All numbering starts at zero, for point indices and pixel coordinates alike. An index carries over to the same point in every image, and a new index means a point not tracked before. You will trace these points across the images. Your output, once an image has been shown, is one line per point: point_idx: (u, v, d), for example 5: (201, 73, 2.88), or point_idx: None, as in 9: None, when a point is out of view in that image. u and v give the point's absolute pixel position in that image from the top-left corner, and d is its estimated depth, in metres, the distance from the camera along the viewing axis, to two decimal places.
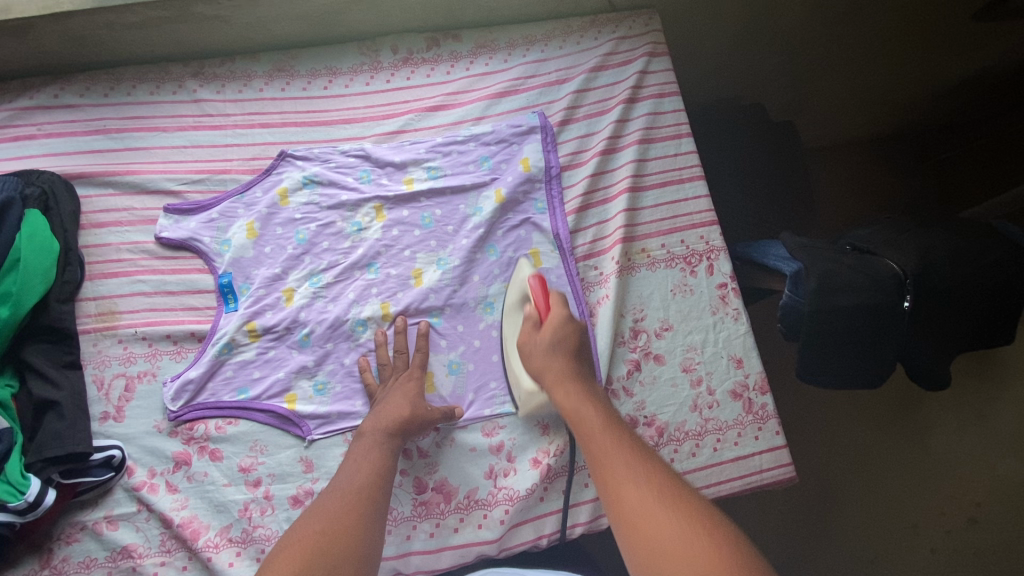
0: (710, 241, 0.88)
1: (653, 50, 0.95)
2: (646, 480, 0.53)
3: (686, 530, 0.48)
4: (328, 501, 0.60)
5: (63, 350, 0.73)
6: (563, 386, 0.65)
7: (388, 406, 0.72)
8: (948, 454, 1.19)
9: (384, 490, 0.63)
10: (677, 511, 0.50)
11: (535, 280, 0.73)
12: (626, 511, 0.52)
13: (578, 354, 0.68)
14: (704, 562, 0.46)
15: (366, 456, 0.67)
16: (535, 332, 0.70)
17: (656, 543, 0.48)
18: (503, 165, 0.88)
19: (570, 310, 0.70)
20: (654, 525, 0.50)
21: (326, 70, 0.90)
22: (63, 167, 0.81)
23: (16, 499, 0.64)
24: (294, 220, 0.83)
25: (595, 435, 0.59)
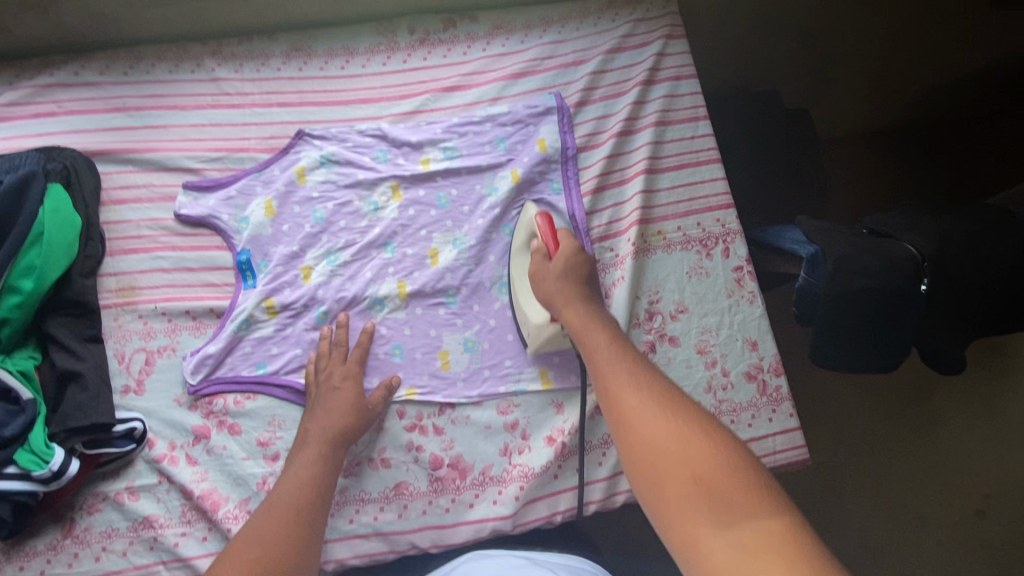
0: (726, 224, 0.88)
1: (670, 33, 0.94)
2: (642, 383, 0.57)
3: (679, 422, 0.51)
4: (264, 520, 0.62)
5: (86, 324, 0.74)
6: (572, 307, 0.70)
7: (331, 411, 0.73)
8: (956, 445, 1.22)
9: (322, 503, 0.66)
10: (671, 408, 0.53)
11: (545, 217, 0.76)
12: (620, 405, 0.55)
13: (586, 284, 0.73)
14: (688, 451, 0.48)
15: (306, 466, 0.68)
16: (547, 262, 0.74)
17: (647, 434, 0.51)
18: (519, 146, 0.88)
19: (578, 290, 0.71)
20: (650, 426, 0.51)
21: (343, 50, 0.90)
22: (84, 145, 0.82)
23: (40, 468, 0.65)
24: (311, 199, 0.83)
25: (597, 351, 0.63)
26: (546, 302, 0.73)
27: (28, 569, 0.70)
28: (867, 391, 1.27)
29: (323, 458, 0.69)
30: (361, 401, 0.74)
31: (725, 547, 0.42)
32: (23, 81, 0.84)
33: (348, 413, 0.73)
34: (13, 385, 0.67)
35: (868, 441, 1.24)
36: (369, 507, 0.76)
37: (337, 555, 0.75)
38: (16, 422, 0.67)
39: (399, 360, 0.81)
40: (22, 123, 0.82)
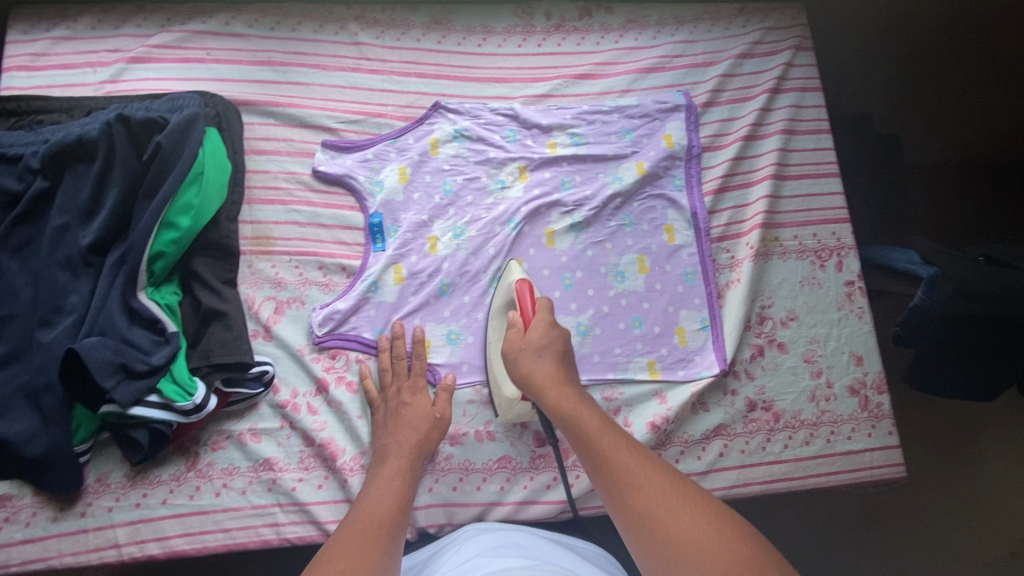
0: (841, 239, 0.89)
1: (800, 44, 0.95)
2: (647, 472, 0.51)
3: (693, 513, 0.47)
4: (352, 535, 0.53)
5: (226, 267, 0.76)
6: (560, 390, 0.62)
7: (402, 427, 0.71)
8: (996, 485, 1.12)
9: (404, 525, 0.57)
10: (680, 495, 0.49)
11: (523, 284, 0.71)
12: (625, 496, 0.49)
13: (566, 361, 0.65)
14: (708, 538, 0.44)
15: (394, 477, 0.64)
16: (522, 337, 0.67)
17: (662, 525, 0.46)
18: (644, 139, 0.90)
19: (555, 357, 0.65)
20: (663, 511, 0.47)
21: (480, 28, 0.92)
22: (232, 94, 0.84)
23: (183, 399, 0.68)
24: (442, 170, 0.86)
25: (591, 431, 0.57)
26: (521, 381, 0.64)
27: (151, 497, 0.72)
28: (905, 416, 1.15)
29: (404, 469, 0.65)
30: (429, 407, 0.73)
31: None
32: (175, 26, 0.86)
33: (426, 426, 0.71)
34: (159, 316, 0.70)
35: (909, 474, 1.13)
36: (473, 477, 0.78)
37: (439, 519, 0.76)
38: (160, 352, 0.69)
39: None
40: (172, 66, 0.84)
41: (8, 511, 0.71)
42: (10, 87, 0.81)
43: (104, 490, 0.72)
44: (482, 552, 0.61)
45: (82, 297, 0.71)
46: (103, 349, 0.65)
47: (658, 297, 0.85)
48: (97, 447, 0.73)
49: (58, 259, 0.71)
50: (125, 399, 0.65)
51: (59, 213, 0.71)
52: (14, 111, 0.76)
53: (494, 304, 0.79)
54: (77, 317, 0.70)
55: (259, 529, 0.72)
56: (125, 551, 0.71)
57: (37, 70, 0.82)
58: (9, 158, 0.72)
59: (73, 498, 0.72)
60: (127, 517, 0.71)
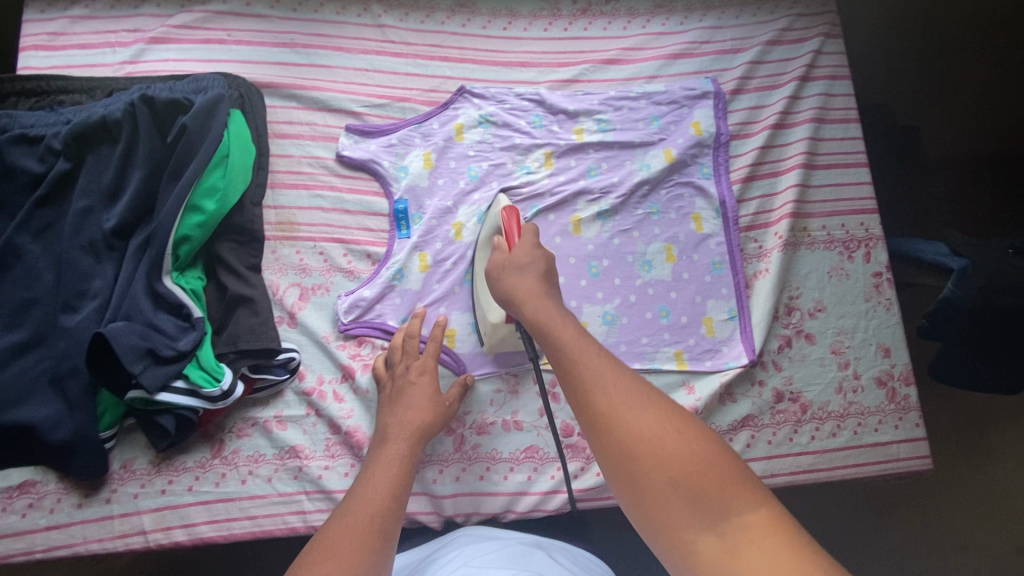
0: (869, 229, 0.88)
1: (829, 31, 0.94)
2: (614, 378, 0.49)
3: (660, 420, 0.45)
4: (341, 531, 0.50)
5: (250, 252, 0.75)
6: (538, 301, 0.60)
7: (408, 408, 0.67)
8: (1009, 480, 1.11)
9: (399, 517, 0.54)
10: (643, 404, 0.47)
11: (507, 212, 0.71)
12: (587, 398, 0.48)
13: (550, 281, 0.64)
14: (669, 442, 0.43)
15: (389, 462, 0.60)
16: (507, 255, 0.67)
17: (623, 432, 0.45)
18: (672, 126, 0.88)
19: (538, 275, 0.63)
20: (625, 419, 0.45)
21: (506, 12, 0.91)
22: (254, 76, 0.82)
23: (211, 386, 0.67)
24: (467, 156, 0.85)
25: (563, 338, 0.54)
26: (506, 299, 0.63)
27: (177, 484, 0.72)
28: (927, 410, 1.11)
29: (402, 455, 0.62)
30: (440, 397, 0.70)
31: (714, 544, 0.38)
32: (195, 5, 0.84)
33: (430, 413, 0.68)
34: (184, 301, 0.69)
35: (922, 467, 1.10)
36: (499, 466, 0.77)
37: (465, 508, 0.75)
38: (186, 338, 0.68)
39: None
40: (192, 47, 0.83)
41: (32, 497, 0.70)
42: (28, 66, 0.79)
43: (129, 477, 0.71)
44: (467, 563, 0.58)
45: (106, 281, 0.70)
46: (130, 334, 0.64)
47: (686, 286, 0.84)
48: (122, 433, 0.72)
49: (80, 242, 0.70)
50: (152, 384, 0.64)
51: (82, 196, 0.70)
52: (34, 91, 0.74)
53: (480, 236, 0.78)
54: (101, 301, 0.69)
55: (286, 516, 0.71)
56: (151, 537, 0.70)
57: (56, 50, 0.80)
58: (30, 139, 0.70)
59: (97, 484, 0.71)
60: (153, 504, 0.71)
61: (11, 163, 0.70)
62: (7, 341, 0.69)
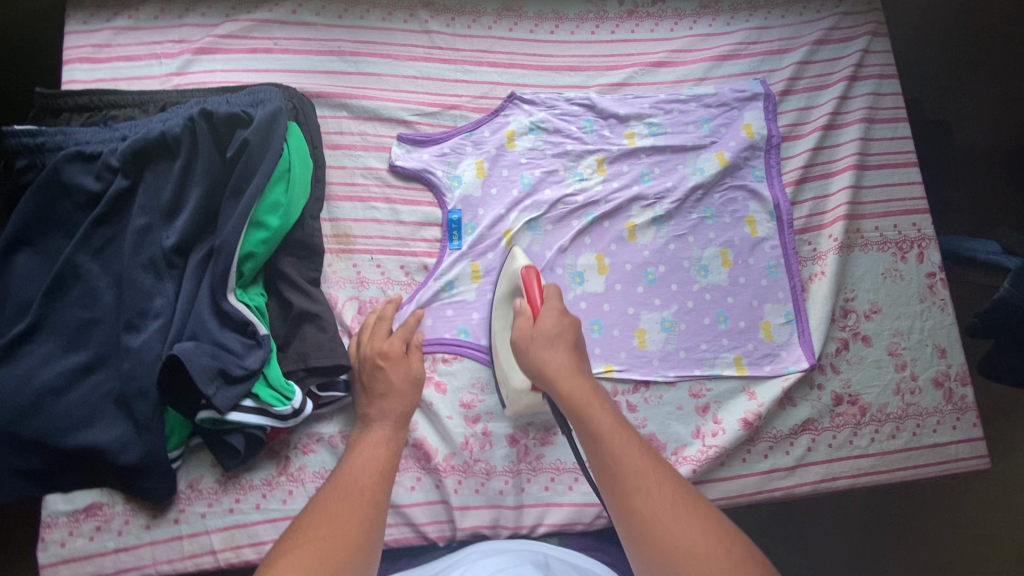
0: (922, 230, 0.88)
1: (876, 29, 0.93)
2: (657, 485, 0.49)
3: (705, 533, 0.45)
4: (332, 505, 0.51)
5: (310, 266, 0.74)
6: (573, 381, 0.57)
7: (386, 395, 0.66)
8: None
9: (385, 495, 0.54)
10: (684, 512, 0.47)
11: (529, 271, 0.68)
12: (630, 506, 0.48)
13: (578, 351, 0.61)
14: (717, 557, 0.43)
15: (374, 449, 0.60)
16: (532, 327, 0.63)
17: (667, 544, 0.45)
18: (723, 129, 0.88)
19: (569, 346, 0.61)
20: (669, 531, 0.45)
21: (552, 14, 0.90)
22: (303, 86, 0.81)
23: (282, 404, 0.67)
24: (519, 164, 0.84)
25: (601, 429, 0.53)
26: (535, 373, 0.61)
27: (244, 502, 0.71)
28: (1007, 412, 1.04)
29: (390, 438, 0.62)
30: (409, 365, 0.69)
31: None
32: (240, 14, 0.83)
33: (408, 392, 0.67)
34: (250, 318, 0.68)
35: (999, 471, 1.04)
36: (564, 476, 0.77)
37: (530, 520, 0.75)
38: (253, 356, 0.67)
39: (597, 336, 0.80)
40: (239, 56, 0.81)
41: (99, 520, 0.69)
42: (74, 80, 0.78)
43: (196, 496, 0.71)
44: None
45: (168, 300, 0.68)
46: (202, 355, 0.63)
47: (742, 291, 0.84)
48: (187, 452, 0.72)
49: (141, 260, 0.68)
50: (224, 405, 0.64)
51: (141, 213, 0.69)
52: (86, 106, 0.72)
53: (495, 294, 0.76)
54: (164, 321, 0.68)
55: None
56: (221, 557, 0.70)
57: (101, 62, 0.79)
58: (86, 157, 0.69)
59: (164, 505, 0.70)
60: (221, 523, 0.70)
61: (69, 181, 0.68)
62: (69, 363, 0.67)
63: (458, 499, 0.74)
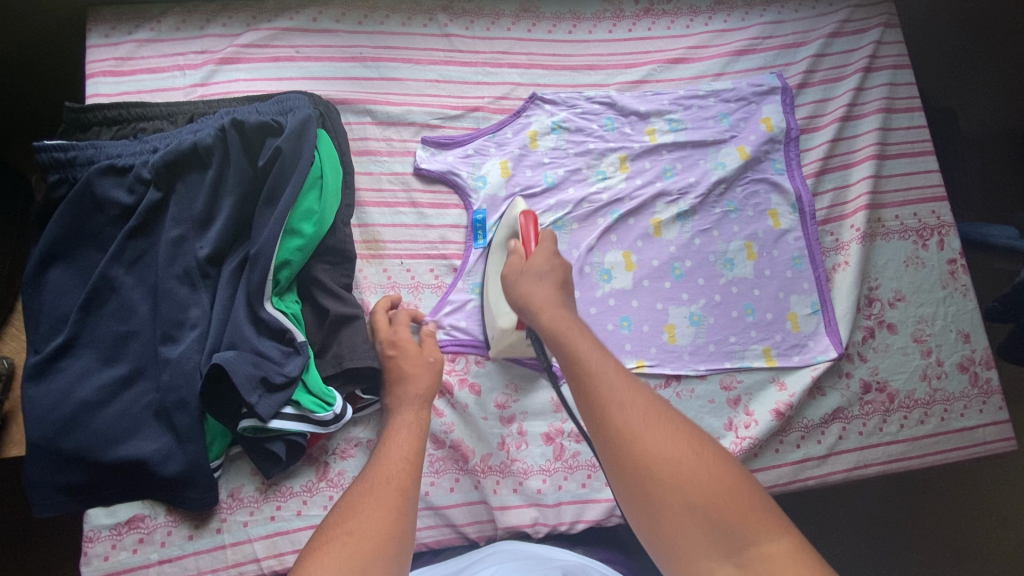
0: (941, 217, 0.89)
1: (889, 21, 0.94)
2: (635, 400, 0.51)
3: (679, 445, 0.48)
4: (361, 494, 0.53)
5: (343, 272, 0.74)
6: (556, 312, 0.60)
7: (401, 381, 0.68)
8: None
9: (417, 479, 0.56)
10: (662, 424, 0.50)
11: (528, 216, 0.71)
12: (608, 420, 0.50)
13: (565, 290, 0.64)
14: (687, 465, 0.47)
15: (402, 432, 0.62)
16: (523, 262, 0.67)
17: (643, 452, 0.48)
18: (742, 123, 0.88)
19: (555, 284, 0.64)
20: (645, 440, 0.48)
21: (570, 15, 0.91)
22: (327, 93, 0.81)
23: (323, 410, 0.68)
24: (542, 164, 0.84)
25: (580, 350, 0.56)
26: (520, 305, 0.64)
27: (285, 509, 0.71)
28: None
29: (417, 421, 0.63)
30: (422, 354, 0.70)
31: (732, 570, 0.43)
32: (261, 23, 0.83)
33: (426, 373, 0.69)
34: (287, 325, 0.68)
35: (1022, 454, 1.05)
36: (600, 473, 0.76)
37: (569, 518, 0.74)
38: (292, 362, 0.68)
39: (627, 331, 0.80)
40: (261, 65, 0.81)
41: (142, 532, 0.69)
42: (98, 93, 0.77)
43: (238, 505, 0.71)
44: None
45: (204, 310, 0.68)
46: (243, 364, 0.64)
47: (768, 283, 0.84)
48: (227, 462, 0.72)
49: (175, 271, 0.68)
50: (267, 413, 0.64)
51: (174, 223, 0.69)
52: (115, 120, 0.73)
53: (494, 239, 0.77)
54: (201, 331, 0.67)
55: None
56: (264, 564, 0.70)
57: (124, 75, 0.79)
58: (118, 169, 0.69)
59: (206, 515, 0.70)
60: (263, 531, 0.70)
61: (101, 195, 0.69)
62: (107, 376, 0.67)
63: (498, 499, 0.73)
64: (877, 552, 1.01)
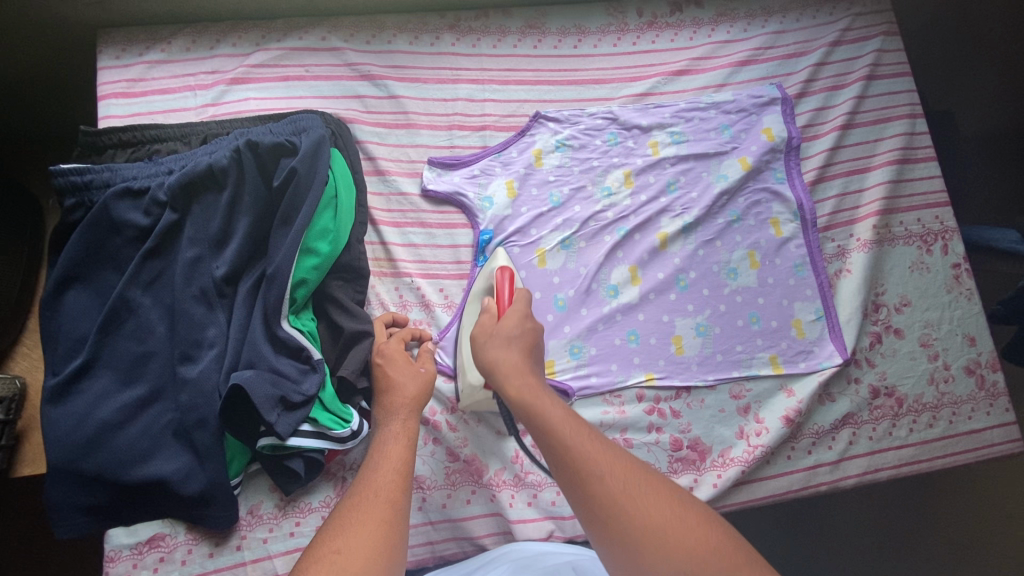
0: (944, 222, 0.90)
1: (889, 30, 0.96)
2: (611, 465, 0.50)
3: (661, 507, 0.47)
4: (352, 512, 0.52)
5: (357, 288, 0.75)
6: (523, 378, 0.59)
7: (388, 389, 0.67)
8: None
9: (409, 493, 0.56)
10: (643, 486, 0.49)
11: (505, 273, 0.71)
12: (592, 493, 0.48)
13: (533, 355, 0.63)
14: (675, 529, 0.46)
15: (394, 436, 0.61)
16: (495, 322, 0.65)
17: (629, 522, 0.46)
18: (744, 134, 0.89)
19: (522, 349, 0.62)
20: (631, 504, 0.47)
21: (575, 29, 0.92)
22: (337, 112, 0.82)
23: (342, 427, 0.69)
24: (548, 182, 0.85)
25: (549, 420, 0.54)
26: (486, 370, 0.61)
27: (305, 525, 0.72)
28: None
29: (409, 430, 0.62)
30: (412, 364, 0.70)
31: None
32: (271, 43, 0.84)
33: (415, 383, 0.67)
34: (304, 343, 0.69)
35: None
36: None
37: (584, 529, 0.75)
38: (310, 380, 0.68)
39: (635, 345, 0.81)
40: (271, 85, 0.82)
41: (162, 551, 0.69)
42: (110, 115, 0.78)
43: (257, 522, 0.71)
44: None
45: (221, 329, 0.69)
46: (263, 384, 0.64)
47: (772, 291, 0.85)
48: (246, 479, 0.72)
49: (193, 292, 0.69)
50: (286, 431, 0.65)
51: (191, 245, 0.69)
52: (130, 142, 0.74)
53: (472, 288, 0.77)
54: (219, 351, 0.68)
55: (414, 549, 0.72)
56: None
57: (135, 96, 0.79)
58: (134, 192, 0.70)
59: (226, 532, 0.71)
60: (283, 547, 0.71)
61: (118, 218, 0.69)
62: (126, 398, 0.67)
63: (514, 513, 0.74)
64: (884, 555, 1.02)
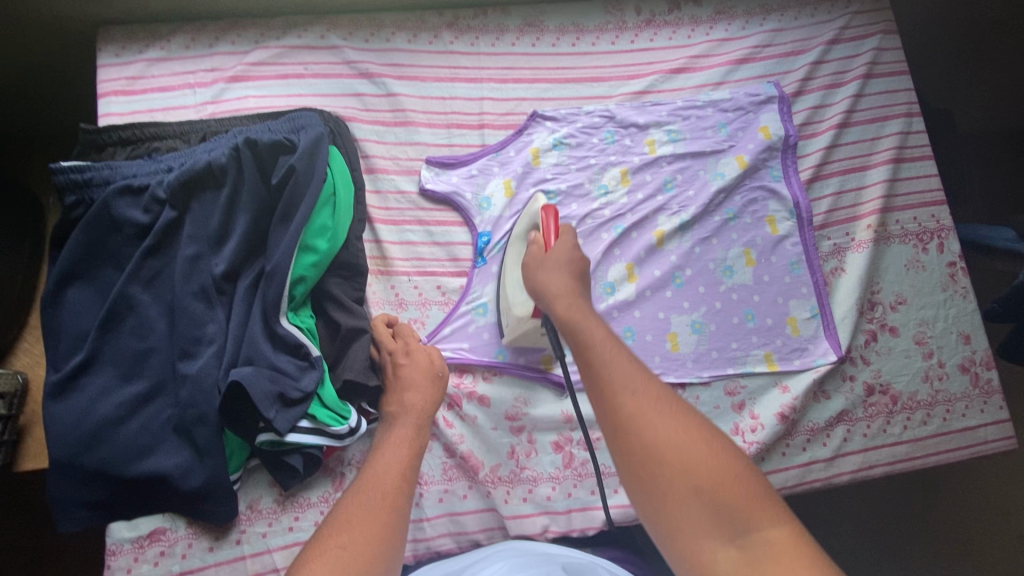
0: (940, 220, 0.91)
1: (888, 28, 0.96)
2: (644, 385, 0.54)
3: (682, 429, 0.51)
4: (355, 510, 0.55)
5: (355, 286, 0.75)
6: (571, 300, 0.61)
7: (409, 388, 0.69)
8: None
9: (408, 496, 0.59)
10: (671, 413, 0.53)
11: (549, 211, 0.69)
12: (620, 408, 0.52)
13: (582, 280, 0.65)
14: (693, 456, 0.50)
15: (400, 441, 0.64)
16: (543, 254, 0.67)
17: (649, 437, 0.51)
18: (740, 132, 0.90)
19: (572, 274, 0.64)
20: (656, 427, 0.51)
21: (573, 27, 0.92)
22: (335, 110, 0.83)
23: (340, 423, 0.69)
24: (546, 180, 0.86)
25: (592, 339, 0.57)
26: (536, 293, 0.64)
27: (303, 520, 0.73)
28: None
29: (416, 436, 0.65)
30: (431, 361, 0.71)
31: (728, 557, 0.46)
32: (270, 41, 0.84)
33: (433, 381, 0.70)
34: (303, 340, 0.70)
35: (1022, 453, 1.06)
36: (610, 480, 0.78)
37: (579, 524, 0.76)
38: (308, 377, 0.69)
39: (631, 342, 0.82)
40: (270, 83, 0.83)
41: (163, 545, 0.70)
42: (109, 113, 0.78)
43: (256, 517, 0.72)
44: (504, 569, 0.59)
45: (220, 326, 0.69)
46: (262, 380, 0.65)
47: (767, 289, 0.86)
48: (245, 474, 0.73)
49: (192, 288, 0.69)
50: (284, 428, 0.65)
51: (190, 242, 0.70)
52: (129, 140, 0.74)
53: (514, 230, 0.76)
54: (219, 347, 0.68)
55: (411, 544, 0.73)
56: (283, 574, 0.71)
57: (135, 94, 0.80)
58: (134, 190, 0.71)
59: (225, 527, 0.71)
60: (282, 542, 0.72)
61: (119, 215, 0.70)
62: (126, 393, 0.68)
63: (510, 509, 0.75)
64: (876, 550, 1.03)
